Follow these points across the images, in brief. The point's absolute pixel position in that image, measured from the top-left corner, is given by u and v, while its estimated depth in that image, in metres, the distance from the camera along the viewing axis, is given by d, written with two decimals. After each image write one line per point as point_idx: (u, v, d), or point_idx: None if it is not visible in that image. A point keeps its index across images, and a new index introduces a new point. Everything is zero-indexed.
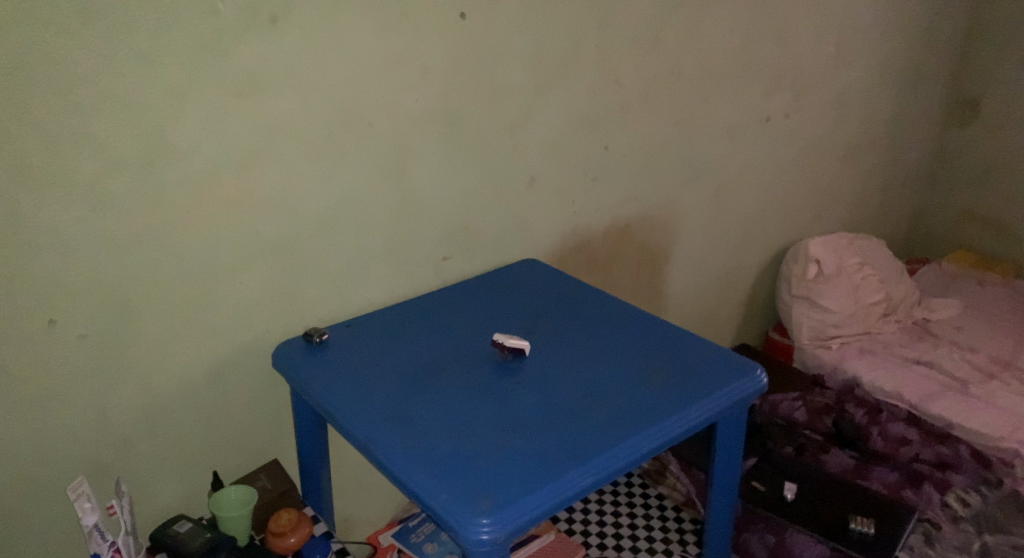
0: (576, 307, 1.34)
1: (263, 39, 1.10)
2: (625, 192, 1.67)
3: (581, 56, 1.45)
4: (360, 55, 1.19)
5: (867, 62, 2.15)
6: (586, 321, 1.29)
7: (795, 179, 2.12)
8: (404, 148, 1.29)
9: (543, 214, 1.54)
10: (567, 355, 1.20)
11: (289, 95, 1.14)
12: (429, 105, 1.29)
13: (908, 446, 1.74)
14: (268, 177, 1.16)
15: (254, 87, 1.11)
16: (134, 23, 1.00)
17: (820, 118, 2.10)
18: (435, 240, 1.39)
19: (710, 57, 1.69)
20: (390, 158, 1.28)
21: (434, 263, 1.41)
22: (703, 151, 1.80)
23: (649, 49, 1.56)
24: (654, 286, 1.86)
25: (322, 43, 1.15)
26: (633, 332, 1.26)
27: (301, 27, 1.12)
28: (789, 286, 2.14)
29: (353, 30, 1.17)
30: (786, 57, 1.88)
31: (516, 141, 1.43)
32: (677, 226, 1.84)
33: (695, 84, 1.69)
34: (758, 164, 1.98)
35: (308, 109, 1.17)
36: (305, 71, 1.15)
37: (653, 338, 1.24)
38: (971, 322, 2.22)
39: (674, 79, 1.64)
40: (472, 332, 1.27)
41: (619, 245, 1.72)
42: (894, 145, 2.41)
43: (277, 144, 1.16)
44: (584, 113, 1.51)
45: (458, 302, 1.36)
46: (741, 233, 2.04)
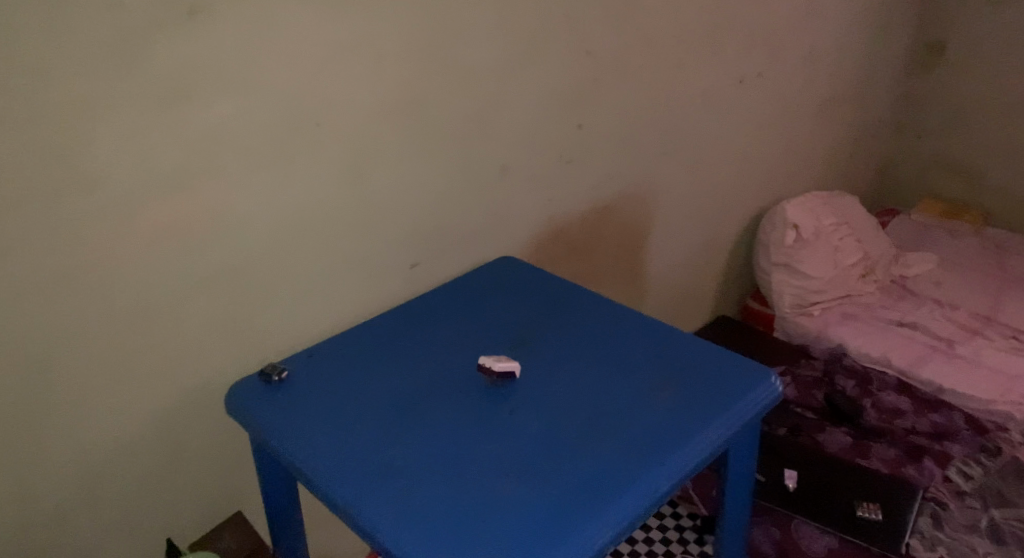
0: (560, 314, 1.21)
1: (185, 35, 0.92)
2: (602, 171, 1.54)
3: (553, 25, 1.30)
4: (306, 41, 1.02)
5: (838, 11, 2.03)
6: (578, 328, 1.17)
7: (769, 138, 2.02)
8: (362, 146, 1.13)
9: (517, 205, 1.40)
10: (564, 371, 1.08)
11: (226, 97, 0.97)
12: (388, 94, 1.13)
13: (902, 418, 1.68)
14: (206, 196, 1.00)
15: (183, 92, 0.94)
16: (25, 24, 0.82)
17: (793, 74, 1.98)
18: (402, 246, 1.24)
19: (686, 16, 1.55)
20: (344, 159, 1.12)
21: (402, 272, 1.26)
22: (679, 119, 1.68)
23: (624, 13, 1.41)
24: (633, 266, 1.75)
25: (257, 34, 0.97)
26: (631, 339, 1.14)
27: (229, 19, 0.95)
28: (766, 252, 2.06)
29: (295, 12, 0.99)
30: (760, 11, 1.75)
31: (485, 126, 1.28)
32: (654, 201, 1.72)
33: (670, 48, 1.55)
34: (733, 127, 1.86)
35: (248, 112, 1.00)
36: (242, 66, 0.97)
37: (655, 345, 1.12)
38: (949, 276, 2.17)
39: (649, 43, 1.50)
40: (448, 351, 1.13)
41: (596, 228, 1.60)
42: (863, 95, 2.32)
43: (214, 157, 0.99)
44: (556, 91, 1.36)
45: (428, 317, 1.21)
46: (717, 201, 1.93)
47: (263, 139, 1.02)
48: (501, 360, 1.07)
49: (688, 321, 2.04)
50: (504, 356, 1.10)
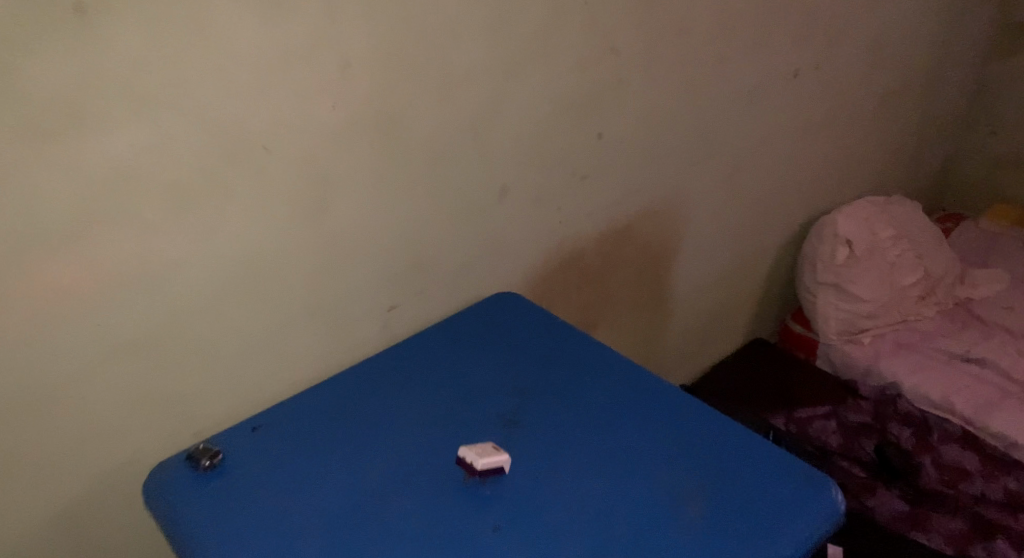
0: (565, 381, 0.99)
1: (69, 42, 0.71)
2: (625, 187, 1.30)
3: (570, 14, 1.05)
4: (242, 40, 0.79)
5: None
6: (585, 402, 0.95)
7: (823, 139, 1.75)
8: (322, 170, 0.90)
9: (522, 231, 1.17)
10: (566, 468, 0.86)
11: (133, 112, 0.75)
12: (356, 106, 0.89)
13: (968, 481, 1.45)
14: (110, 238, 0.79)
15: (72, 106, 0.73)
16: None
17: (854, 65, 1.71)
18: (375, 287, 1.02)
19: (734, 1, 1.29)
20: (299, 189, 0.89)
21: (375, 317, 1.04)
22: (720, 122, 1.42)
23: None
24: (659, 290, 1.52)
25: (170, 36, 0.75)
26: (653, 426, 0.91)
27: (131, 20, 0.73)
28: (812, 269, 1.80)
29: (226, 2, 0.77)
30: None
31: (482, 139, 1.04)
32: (686, 216, 1.47)
33: (714, 39, 1.30)
34: (783, 128, 1.60)
35: (164, 132, 0.78)
36: (153, 73, 0.75)
37: (683, 437, 0.90)
38: (1020, 299, 1.91)
39: (689, 33, 1.24)
40: (422, 430, 0.92)
41: (617, 250, 1.36)
42: (932, 87, 2.03)
43: (119, 190, 0.77)
44: (571, 95, 1.12)
45: (402, 377, 1.00)
46: (759, 213, 1.68)
47: (186, 167, 0.80)
48: (486, 453, 0.85)
49: (719, 344, 1.80)
50: (489, 444, 0.87)
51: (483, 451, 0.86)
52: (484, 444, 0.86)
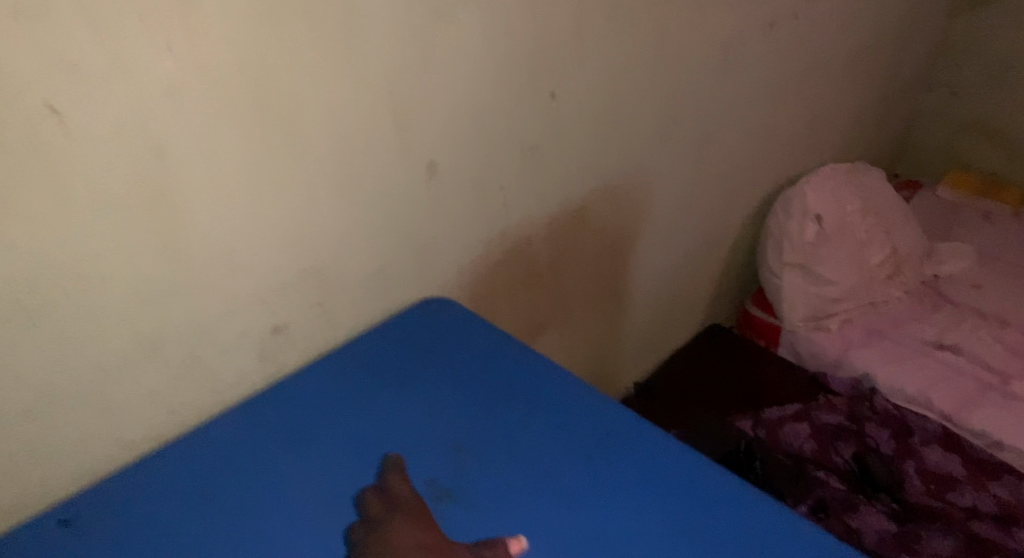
0: (505, 431, 0.78)
1: None
2: (584, 159, 1.05)
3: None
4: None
5: None
6: (544, 466, 0.74)
7: (794, 100, 1.54)
8: (150, 137, 0.65)
9: (457, 220, 0.91)
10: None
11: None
12: (191, 46, 0.64)
13: (957, 492, 1.29)
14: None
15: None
16: None
17: (831, 17, 1.50)
18: (248, 304, 0.78)
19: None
20: (116, 170, 0.64)
21: (252, 340, 0.80)
22: (691, 81, 1.19)
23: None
24: (617, 282, 1.29)
25: None
26: (620, 504, 0.71)
27: None
28: (777, 249, 1.62)
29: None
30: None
31: (393, 98, 0.79)
32: (650, 195, 1.24)
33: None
34: (756, 88, 1.38)
35: None
36: None
37: (662, 512, 0.70)
38: (992, 278, 1.76)
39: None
40: (313, 516, 0.70)
41: (572, 239, 1.12)
42: (901, 42, 1.85)
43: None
44: (519, 45, 0.87)
45: (295, 438, 0.77)
46: (725, 188, 1.47)
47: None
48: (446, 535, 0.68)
49: (675, 334, 1.61)
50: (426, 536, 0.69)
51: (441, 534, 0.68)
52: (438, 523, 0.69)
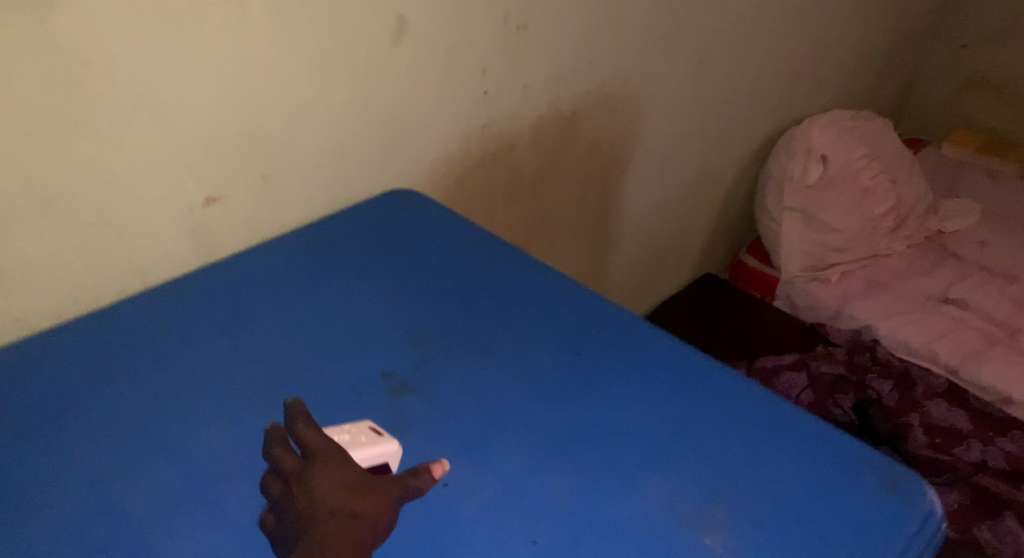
0: (480, 327, 0.68)
1: None
2: (574, 52, 0.95)
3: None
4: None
5: None
6: (526, 370, 0.64)
7: (802, 28, 1.44)
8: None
9: (428, 99, 0.82)
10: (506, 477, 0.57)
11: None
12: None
13: (963, 445, 1.22)
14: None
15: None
16: None
17: None
18: (176, 170, 0.68)
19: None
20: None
21: (182, 214, 0.71)
22: None
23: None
24: (607, 208, 1.19)
25: None
26: (610, 392, 0.63)
27: None
28: (778, 192, 1.52)
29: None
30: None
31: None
32: (645, 112, 1.14)
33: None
34: (764, 5, 1.28)
35: None
36: None
37: (656, 402, 0.62)
38: (999, 232, 1.67)
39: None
40: (246, 398, 0.62)
41: (559, 150, 1.02)
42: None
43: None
44: None
45: (237, 326, 0.68)
46: (725, 119, 1.37)
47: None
48: (364, 441, 0.56)
49: (665, 278, 1.52)
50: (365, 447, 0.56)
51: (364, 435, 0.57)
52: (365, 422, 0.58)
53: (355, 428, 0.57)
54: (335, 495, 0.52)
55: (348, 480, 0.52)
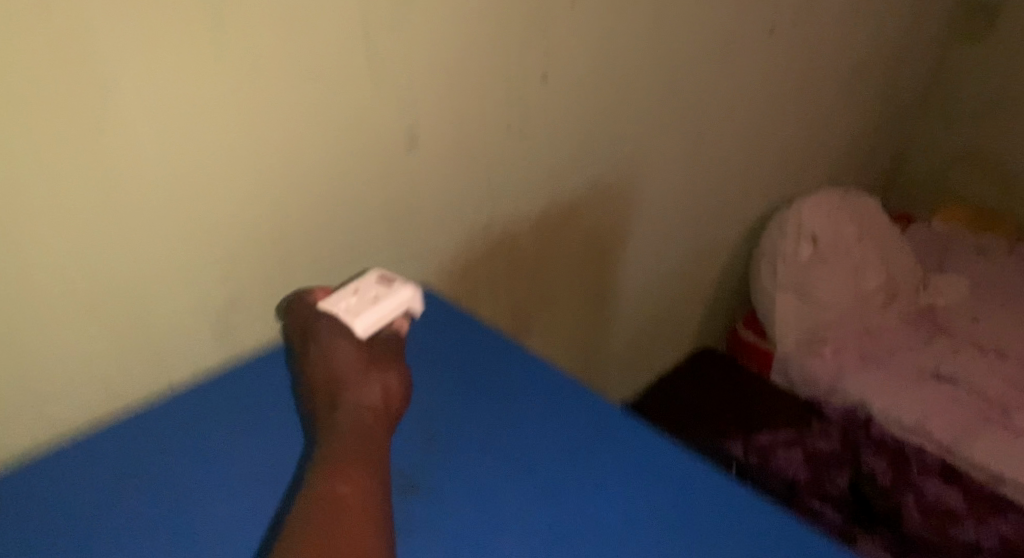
0: (485, 427, 0.71)
1: None
2: (574, 139, 1.01)
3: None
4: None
5: None
6: (528, 472, 0.66)
7: (792, 112, 1.51)
8: (96, 43, 0.59)
9: (434, 194, 0.87)
10: None
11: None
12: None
13: (958, 525, 1.23)
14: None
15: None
16: None
17: (826, 30, 1.48)
18: (187, 257, 0.71)
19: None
20: (59, 75, 0.58)
21: (187, 302, 0.73)
22: (687, 78, 1.15)
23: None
24: (607, 288, 1.23)
25: None
26: (607, 492, 0.65)
27: None
28: (772, 267, 1.56)
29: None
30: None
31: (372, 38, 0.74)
32: (642, 196, 1.19)
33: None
34: (754, 93, 1.35)
35: None
36: None
37: (661, 507, 0.64)
38: (988, 307, 1.71)
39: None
40: (248, 498, 0.63)
41: (559, 234, 1.07)
42: (896, 64, 1.83)
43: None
44: (505, 16, 0.84)
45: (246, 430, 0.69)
46: (720, 198, 1.42)
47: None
48: (377, 297, 0.74)
49: (664, 352, 1.55)
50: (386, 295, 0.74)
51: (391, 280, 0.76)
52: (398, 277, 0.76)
53: (401, 282, 0.75)
54: (374, 369, 0.68)
55: (382, 358, 0.69)
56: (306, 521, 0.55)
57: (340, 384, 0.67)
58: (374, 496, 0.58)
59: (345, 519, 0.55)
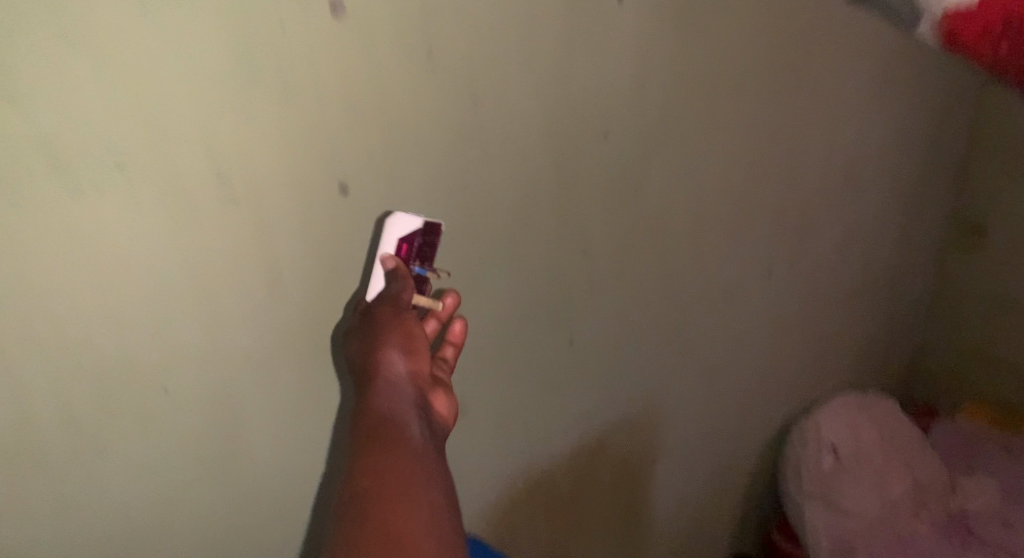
0: None
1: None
2: (595, 309, 1.08)
3: (514, 72, 0.88)
4: (91, 118, 0.69)
5: (877, 177, 1.60)
6: None
7: (800, 335, 1.61)
8: (197, 298, 0.77)
9: (477, 451, 1.04)
10: None
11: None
12: (233, 216, 0.77)
13: None
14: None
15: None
16: None
17: (824, 260, 1.55)
18: (287, 520, 0.91)
19: (721, 72, 1.08)
20: (191, 351, 0.79)
21: (274, 530, 0.91)
22: (694, 325, 1.26)
23: (630, 64, 0.97)
24: (634, 512, 1.34)
25: (105, 277, 0.73)
26: None
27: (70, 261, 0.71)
28: (796, 475, 1.67)
29: (78, 66, 0.67)
30: (824, 72, 1.27)
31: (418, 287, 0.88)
32: (664, 428, 1.31)
33: (703, 121, 1.09)
34: (762, 328, 1.46)
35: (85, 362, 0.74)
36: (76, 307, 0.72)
37: None
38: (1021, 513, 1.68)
39: (665, 208, 1.10)
40: None
41: (586, 470, 1.20)
42: (924, 203, 1.85)
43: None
44: (524, 304, 1.00)
45: None
46: (738, 419, 1.55)
47: (18, 275, 0.69)
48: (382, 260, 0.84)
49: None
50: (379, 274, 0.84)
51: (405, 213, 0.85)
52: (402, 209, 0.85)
53: (389, 219, 0.84)
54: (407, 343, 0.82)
55: (405, 305, 0.83)
56: (359, 482, 0.69)
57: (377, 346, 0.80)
58: (412, 460, 0.71)
59: (387, 475, 0.69)
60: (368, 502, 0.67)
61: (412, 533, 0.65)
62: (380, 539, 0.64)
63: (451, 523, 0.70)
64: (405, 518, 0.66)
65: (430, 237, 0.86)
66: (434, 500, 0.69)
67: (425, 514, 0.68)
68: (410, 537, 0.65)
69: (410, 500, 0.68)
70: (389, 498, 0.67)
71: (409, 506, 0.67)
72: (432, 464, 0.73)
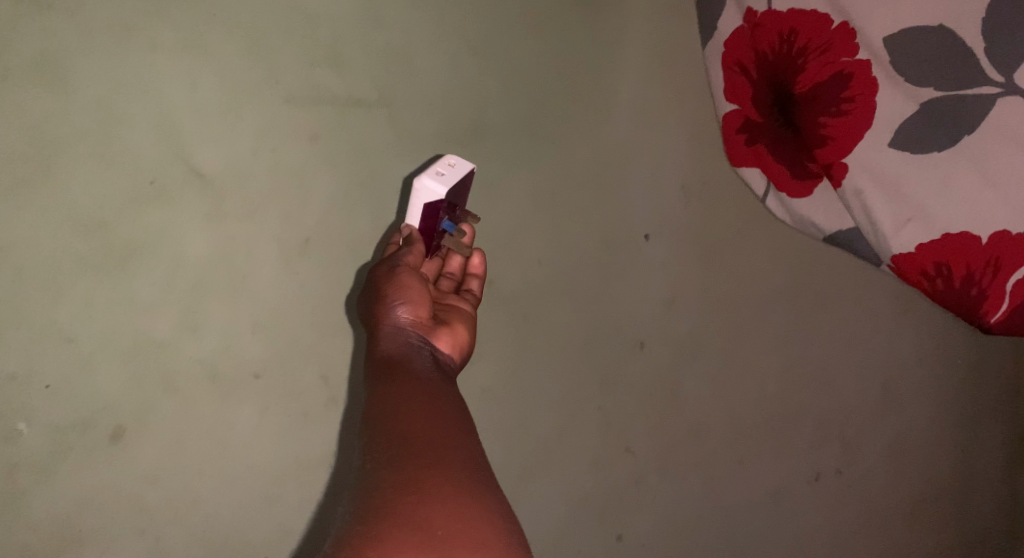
0: None
1: (116, 454, 0.72)
2: (662, 530, 1.09)
3: (599, 293, 0.99)
4: (244, 343, 0.76)
5: (1009, 372, 1.47)
6: None
7: (937, 544, 1.43)
8: (307, 499, 0.81)
9: None
10: None
11: (124, 410, 0.72)
12: (344, 429, 0.82)
13: None
14: (26, 516, 0.69)
15: (29, 379, 0.68)
16: (28, 486, 0.69)
17: (956, 459, 1.43)
18: None
19: (791, 296, 1.15)
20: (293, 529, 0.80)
21: None
22: (811, 531, 1.24)
23: (695, 291, 1.06)
24: None
25: (214, 456, 0.76)
26: None
27: (183, 439, 0.74)
28: None
29: (196, 247, 0.73)
30: (892, 312, 1.27)
31: (522, 483, 0.97)
32: None
33: (772, 347, 1.14)
34: (892, 535, 1.36)
35: (191, 538, 0.76)
36: (186, 483, 0.75)
37: None
38: None
39: (761, 414, 1.15)
40: None
41: None
42: (1013, 494, 1.52)
43: (81, 492, 0.71)
44: (624, 499, 1.05)
45: None
46: None
47: (153, 459, 0.73)
48: (418, 198, 0.76)
49: None
50: (416, 212, 0.77)
51: (444, 172, 0.76)
52: (440, 162, 0.77)
53: (416, 184, 0.75)
54: (404, 290, 0.73)
55: (412, 266, 0.76)
56: (379, 456, 0.58)
57: (390, 289, 0.73)
58: (423, 400, 0.64)
59: (414, 427, 0.61)
60: (388, 475, 0.57)
61: (436, 519, 0.55)
62: (398, 529, 0.54)
63: (485, 465, 0.61)
64: (428, 505, 0.55)
65: (455, 195, 0.78)
66: (450, 450, 0.60)
67: (456, 497, 0.56)
68: (438, 531, 0.54)
69: (438, 483, 0.57)
70: (412, 483, 0.56)
71: (424, 498, 0.56)
72: (447, 399, 0.65)
